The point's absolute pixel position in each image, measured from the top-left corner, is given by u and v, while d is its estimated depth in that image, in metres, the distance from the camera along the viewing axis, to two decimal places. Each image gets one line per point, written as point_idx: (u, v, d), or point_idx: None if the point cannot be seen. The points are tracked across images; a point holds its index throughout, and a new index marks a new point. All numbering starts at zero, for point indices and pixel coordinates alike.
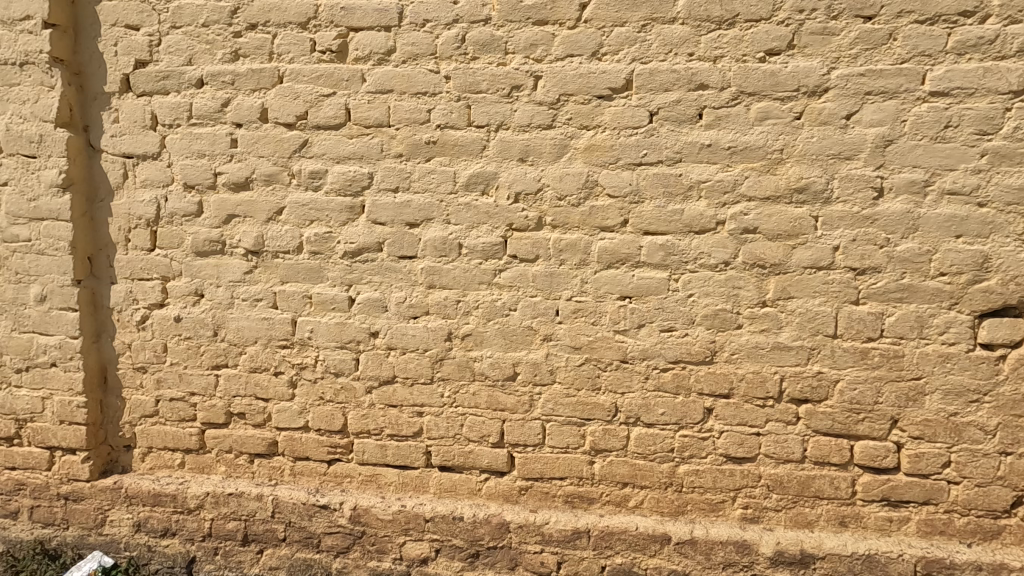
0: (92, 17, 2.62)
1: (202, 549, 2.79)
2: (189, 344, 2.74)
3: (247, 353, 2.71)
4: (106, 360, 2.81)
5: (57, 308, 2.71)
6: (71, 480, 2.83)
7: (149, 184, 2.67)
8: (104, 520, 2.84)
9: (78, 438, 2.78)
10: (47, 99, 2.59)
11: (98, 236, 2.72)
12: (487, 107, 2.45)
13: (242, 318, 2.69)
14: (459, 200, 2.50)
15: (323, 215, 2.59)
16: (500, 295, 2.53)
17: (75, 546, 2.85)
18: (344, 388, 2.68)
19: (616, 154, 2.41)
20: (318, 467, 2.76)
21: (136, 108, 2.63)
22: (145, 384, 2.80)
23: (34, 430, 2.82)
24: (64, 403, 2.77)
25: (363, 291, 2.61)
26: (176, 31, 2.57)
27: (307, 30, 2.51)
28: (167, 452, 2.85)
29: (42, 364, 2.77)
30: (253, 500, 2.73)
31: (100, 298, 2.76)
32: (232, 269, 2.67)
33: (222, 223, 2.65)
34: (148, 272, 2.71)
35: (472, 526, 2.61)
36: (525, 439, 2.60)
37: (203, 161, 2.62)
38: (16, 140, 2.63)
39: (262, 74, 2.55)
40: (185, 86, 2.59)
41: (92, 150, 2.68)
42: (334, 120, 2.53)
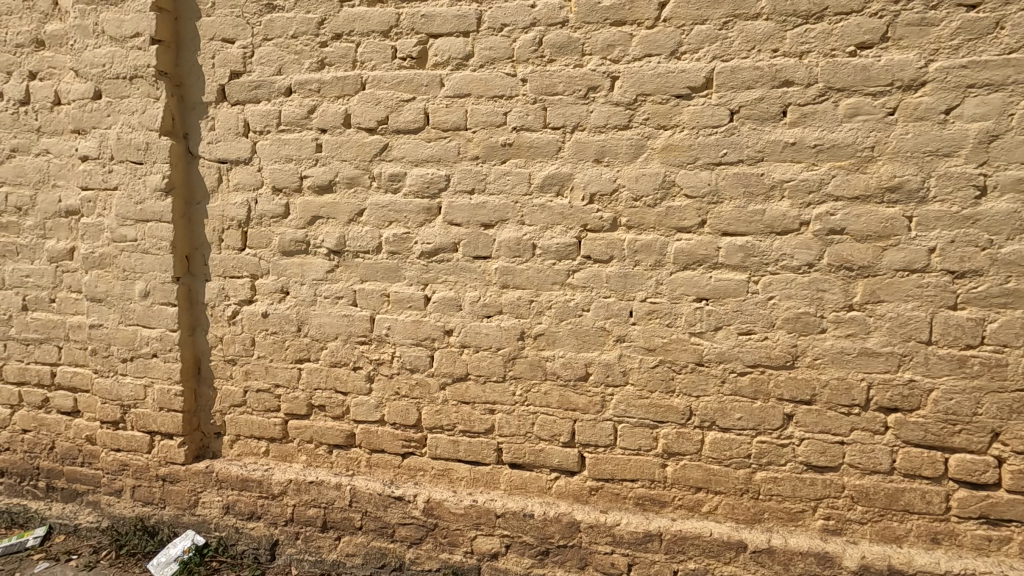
0: (192, 33, 2.81)
1: (284, 533, 2.94)
2: (275, 338, 2.89)
3: (327, 348, 2.84)
4: (200, 351, 3.01)
5: (158, 303, 2.92)
6: (168, 463, 3.05)
7: (241, 188, 2.84)
8: (196, 502, 3.04)
9: (176, 424, 2.99)
10: (152, 109, 2.80)
11: (194, 236, 2.92)
12: (563, 108, 2.47)
13: (325, 315, 2.82)
14: (534, 201, 2.53)
15: (401, 217, 2.67)
16: (573, 295, 2.54)
17: (171, 525, 3.07)
18: (419, 383, 2.77)
19: (695, 153, 2.38)
20: (393, 459, 2.86)
21: (230, 116, 2.81)
22: (235, 375, 2.97)
23: (137, 415, 3.05)
24: (163, 390, 2.99)
25: (438, 290, 2.68)
26: (268, 43, 2.72)
27: (389, 38, 2.60)
28: (253, 439, 3.02)
29: (145, 355, 2.99)
30: (332, 489, 2.85)
31: (196, 294, 2.96)
32: (316, 268, 2.80)
33: (307, 224, 2.78)
34: (238, 270, 2.88)
35: (542, 524, 2.63)
36: (597, 439, 2.60)
37: (291, 165, 2.76)
38: (125, 148, 2.85)
39: (346, 81, 2.66)
40: (275, 95, 2.74)
41: (190, 156, 2.88)
42: (413, 124, 2.61)
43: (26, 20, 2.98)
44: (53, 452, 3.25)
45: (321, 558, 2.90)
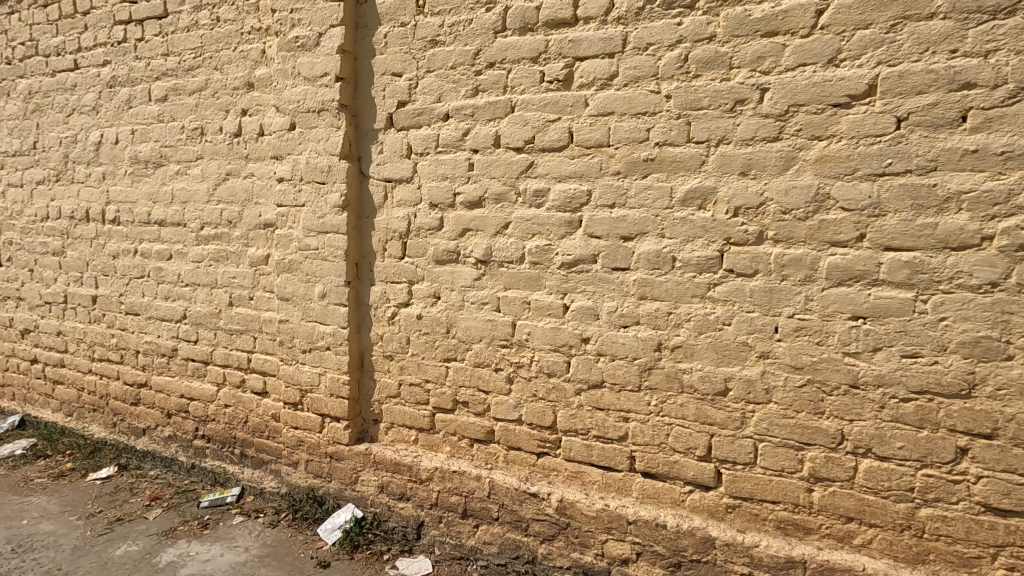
0: (368, 69, 3.23)
1: (429, 515, 3.24)
2: (427, 338, 3.20)
3: (472, 349, 3.09)
4: (364, 346, 3.42)
5: (332, 303, 3.38)
6: (335, 442, 3.50)
7: (403, 204, 3.20)
8: (356, 479, 3.45)
9: (342, 409, 3.43)
10: (335, 137, 3.26)
11: (363, 246, 3.35)
12: (708, 122, 2.48)
13: (471, 319, 3.07)
14: (675, 215, 2.57)
15: (544, 229, 2.84)
16: (713, 308, 2.53)
17: (336, 497, 3.52)
18: (556, 387, 2.91)
19: (853, 164, 2.26)
20: (528, 457, 3.03)
21: (396, 140, 3.18)
22: (392, 369, 3.34)
23: (311, 399, 3.54)
24: (333, 379, 3.44)
25: (577, 299, 2.81)
26: (430, 74, 3.05)
27: (538, 63, 2.80)
28: (405, 428, 3.36)
29: (320, 347, 3.47)
30: (473, 479, 3.09)
31: (363, 296, 3.37)
32: (465, 276, 3.06)
33: (458, 235, 3.06)
34: (398, 276, 3.25)
35: (675, 535, 2.64)
36: (736, 456, 2.56)
37: (446, 182, 3.06)
38: (312, 170, 3.35)
39: (497, 105, 2.89)
40: (434, 120, 3.06)
41: (362, 176, 3.31)
42: (558, 143, 2.77)
43: (241, 66, 3.62)
44: (246, 426, 3.87)
45: (461, 542, 3.15)
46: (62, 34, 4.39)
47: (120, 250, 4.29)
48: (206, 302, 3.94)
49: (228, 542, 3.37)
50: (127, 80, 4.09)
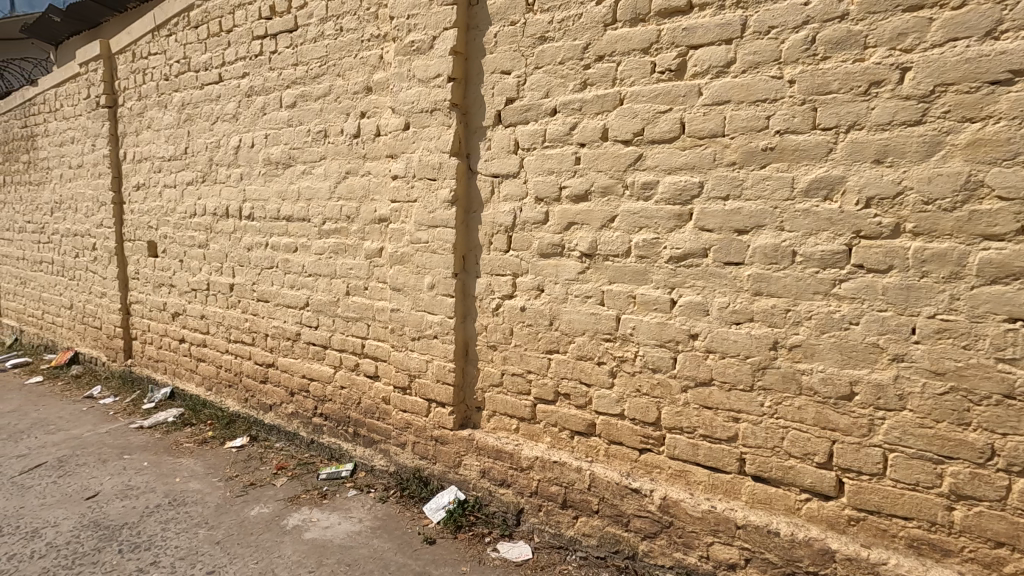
0: (478, 69, 3.35)
1: (529, 503, 3.31)
2: (530, 330, 3.27)
3: (575, 342, 3.11)
4: (468, 336, 3.55)
5: (440, 294, 3.54)
6: (440, 427, 3.67)
7: (509, 198, 3.28)
8: (459, 463, 3.61)
9: (448, 395, 3.59)
10: (446, 135, 3.41)
11: (470, 239, 3.47)
12: (837, 107, 2.33)
13: (574, 312, 3.09)
14: (797, 207, 2.43)
15: (652, 223, 2.80)
16: (838, 306, 2.37)
17: (440, 478, 3.70)
18: (661, 383, 2.86)
19: (1014, 148, 2.04)
20: (630, 453, 3.01)
21: (504, 137, 3.27)
22: (495, 359, 3.44)
23: (419, 384, 3.74)
24: (439, 366, 3.60)
25: (685, 294, 2.74)
26: (539, 70, 3.10)
27: (649, 54, 2.76)
28: (506, 417, 3.45)
29: (428, 336, 3.64)
30: (573, 471, 3.12)
31: (469, 288, 3.50)
32: (569, 269, 3.09)
33: (563, 229, 3.09)
34: (503, 269, 3.34)
35: (790, 544, 2.52)
36: (861, 465, 2.38)
37: (552, 177, 3.09)
38: (424, 167, 3.53)
39: (606, 98, 2.89)
40: (542, 116, 3.11)
41: (471, 172, 3.43)
42: (669, 134, 2.72)
43: (361, 72, 3.88)
44: (359, 407, 4.17)
45: (560, 532, 3.20)
46: (210, 50, 4.94)
47: (254, 243, 4.77)
48: (325, 291, 4.28)
49: (344, 512, 3.65)
50: (262, 89, 4.53)
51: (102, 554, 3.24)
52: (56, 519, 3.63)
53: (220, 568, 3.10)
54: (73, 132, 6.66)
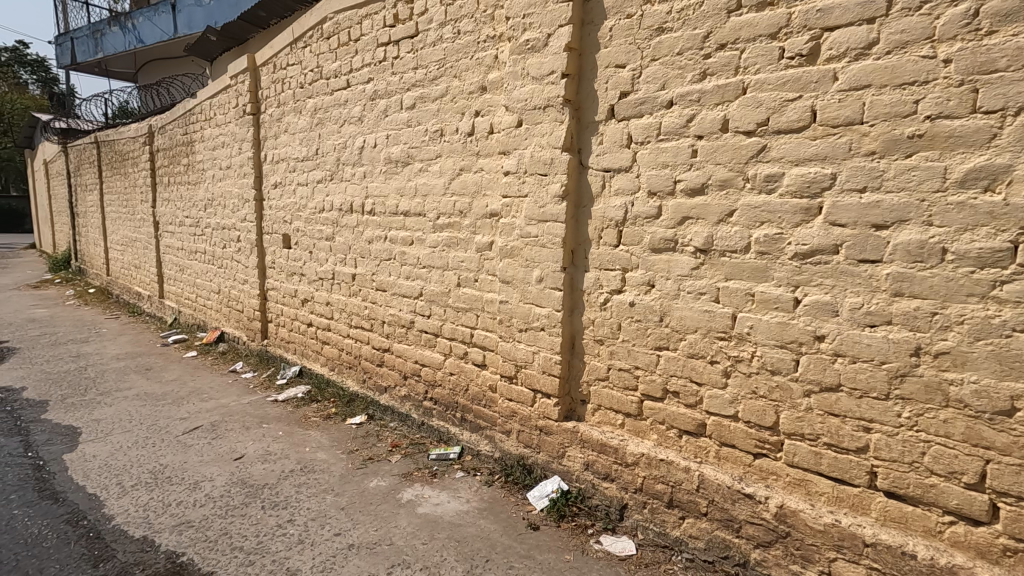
0: (592, 64, 3.37)
1: (633, 499, 3.30)
2: (639, 325, 3.24)
3: (686, 340, 3.04)
4: (575, 329, 3.59)
5: (548, 288, 3.60)
6: (544, 417, 3.75)
7: (620, 193, 3.27)
8: (563, 454, 3.66)
9: (553, 387, 3.65)
10: (558, 131, 3.46)
11: (579, 233, 3.50)
12: (1003, 88, 2.10)
13: (686, 309, 3.02)
14: (948, 200, 2.21)
15: (775, 217, 2.67)
16: (998, 311, 2.14)
17: (543, 467, 3.79)
18: (781, 387, 2.72)
19: None
20: (743, 457, 2.89)
21: (617, 131, 3.26)
22: (602, 353, 3.45)
23: (525, 374, 3.83)
24: (546, 358, 3.67)
25: (811, 293, 2.58)
26: (655, 62, 3.05)
27: (777, 39, 2.62)
28: (612, 411, 3.45)
29: (535, 328, 3.72)
30: (681, 471, 3.06)
31: (577, 282, 3.54)
32: (682, 265, 3.02)
33: (677, 224, 3.02)
34: (612, 264, 3.34)
35: (928, 570, 2.31)
36: (1021, 490, 2.14)
37: (666, 170, 3.04)
38: (535, 163, 3.60)
39: (727, 88, 2.78)
40: (657, 108, 3.06)
41: (582, 167, 3.46)
42: (797, 123, 2.57)
43: (477, 73, 4.04)
44: (466, 393, 4.36)
45: (665, 531, 3.15)
46: (339, 59, 5.37)
47: (374, 236, 5.14)
48: (438, 282, 4.51)
49: (453, 491, 3.86)
50: (385, 92, 4.86)
51: (249, 508, 3.70)
52: (212, 474, 4.19)
53: (345, 531, 3.41)
54: (224, 137, 7.54)
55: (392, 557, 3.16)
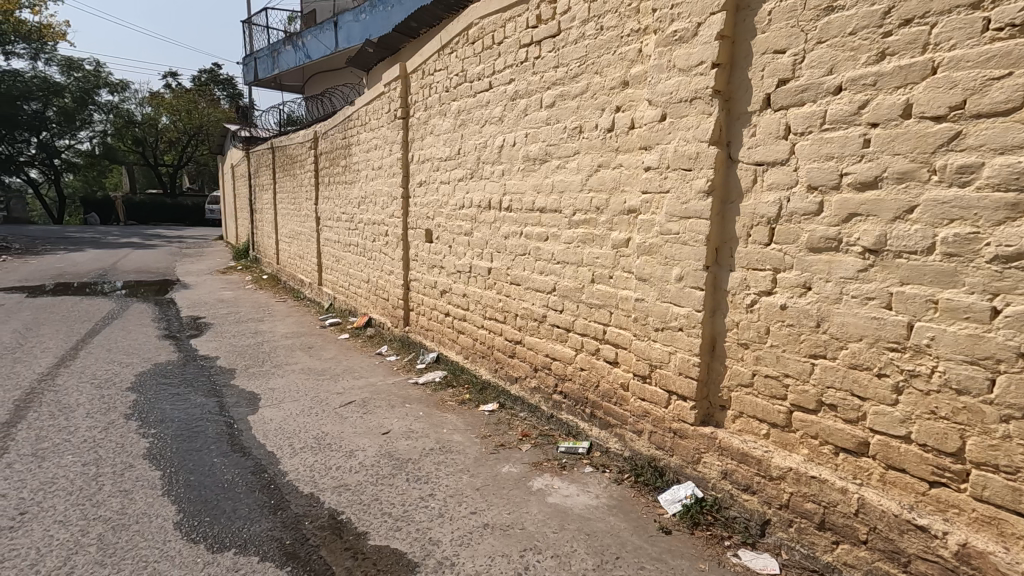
0: (747, 51, 3.18)
1: (777, 516, 3.09)
2: (791, 330, 3.01)
3: (849, 349, 2.76)
4: (716, 331, 3.43)
5: (688, 287, 3.48)
6: (679, 420, 3.64)
7: (774, 188, 3.05)
8: (698, 460, 3.53)
9: (690, 390, 3.53)
10: (705, 124, 3.32)
11: (725, 231, 3.34)
12: None
13: (849, 314, 2.75)
14: None
15: (969, 214, 2.34)
16: None
17: (676, 471, 3.68)
18: (968, 408, 2.38)
19: None
20: (915, 484, 2.58)
21: (773, 122, 3.05)
22: (746, 358, 3.26)
23: (659, 375, 3.74)
24: (683, 359, 3.55)
25: (1014, 302, 2.23)
26: (822, 45, 2.80)
27: (981, 9, 2.28)
28: (755, 420, 3.25)
29: (673, 328, 3.61)
30: (836, 491, 2.81)
31: (720, 282, 3.38)
32: (846, 266, 2.75)
33: (841, 221, 2.76)
34: (762, 264, 3.13)
35: None
36: None
37: (831, 163, 2.79)
38: (679, 158, 3.49)
39: (912, 69, 2.48)
40: (822, 95, 2.81)
41: (730, 161, 3.29)
42: (1003, 105, 2.23)
43: (619, 67, 4.00)
44: (597, 389, 4.36)
45: (814, 554, 2.92)
46: (483, 62, 5.62)
47: (510, 232, 5.33)
48: (571, 278, 4.55)
49: (582, 485, 3.90)
50: (526, 92, 4.99)
51: (396, 479, 4.06)
52: (364, 445, 4.66)
53: (481, 511, 3.61)
54: (377, 140, 8.26)
55: (524, 541, 3.28)
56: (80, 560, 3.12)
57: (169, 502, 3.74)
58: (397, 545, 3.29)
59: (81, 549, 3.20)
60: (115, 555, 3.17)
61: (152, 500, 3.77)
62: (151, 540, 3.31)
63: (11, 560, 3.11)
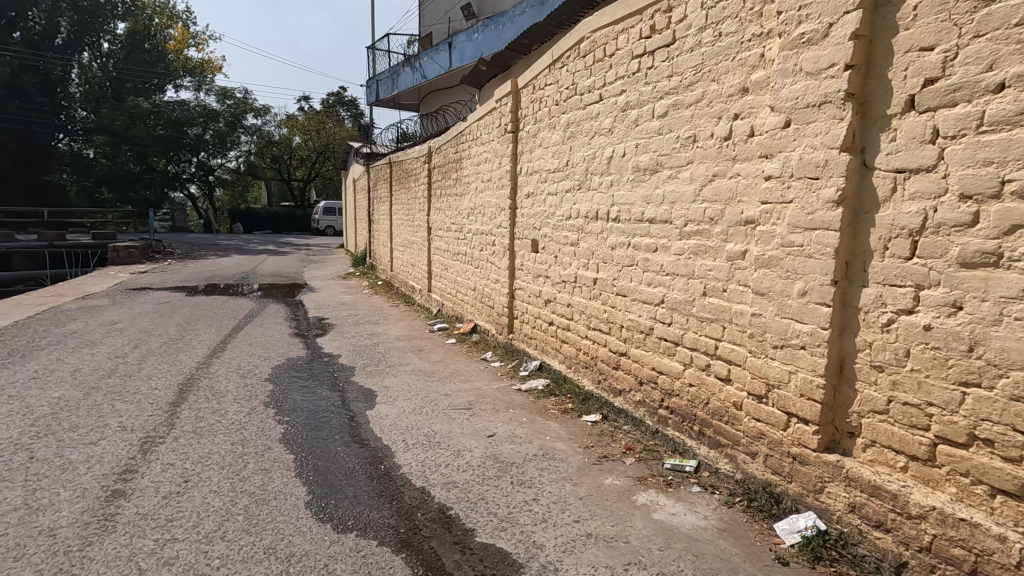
0: (887, 50, 2.96)
1: (916, 559, 2.80)
2: (936, 354, 2.72)
3: (1010, 377, 2.46)
4: (845, 351, 3.18)
5: (813, 302, 3.26)
6: (800, 445, 3.41)
7: (918, 197, 2.79)
8: (822, 489, 3.29)
9: (813, 413, 3.29)
10: (836, 129, 3.12)
11: (857, 243, 3.10)
12: None
13: (1011, 338, 2.45)
14: None
15: None
16: None
17: (795, 499, 3.46)
18: None
19: None
20: None
21: (917, 125, 2.80)
22: (880, 382, 2.99)
23: (778, 395, 3.53)
24: (806, 380, 3.33)
25: None
26: (979, 39, 2.55)
27: None
28: (890, 451, 2.97)
29: (794, 345, 3.40)
30: (992, 538, 2.51)
31: (851, 298, 3.13)
32: (1007, 284, 2.46)
33: (1001, 234, 2.48)
34: (902, 279, 2.87)
35: None
36: None
37: (989, 169, 2.51)
38: (805, 166, 3.30)
39: None
40: (979, 94, 2.55)
41: (865, 168, 3.06)
42: None
43: (739, 74, 3.87)
44: (707, 407, 4.20)
45: None
46: (594, 74, 5.68)
47: (618, 242, 5.31)
48: (681, 290, 4.43)
49: (689, 504, 3.77)
50: (638, 103, 4.97)
51: (501, 481, 4.19)
52: (470, 445, 4.86)
53: (583, 520, 3.62)
54: (487, 154, 8.60)
55: (628, 555, 3.25)
56: (231, 526, 3.56)
57: (301, 483, 4.15)
58: (502, 544, 3.39)
59: (232, 517, 3.66)
60: (258, 525, 3.58)
61: (287, 480, 4.21)
62: (286, 515, 3.70)
63: (179, 520, 3.63)
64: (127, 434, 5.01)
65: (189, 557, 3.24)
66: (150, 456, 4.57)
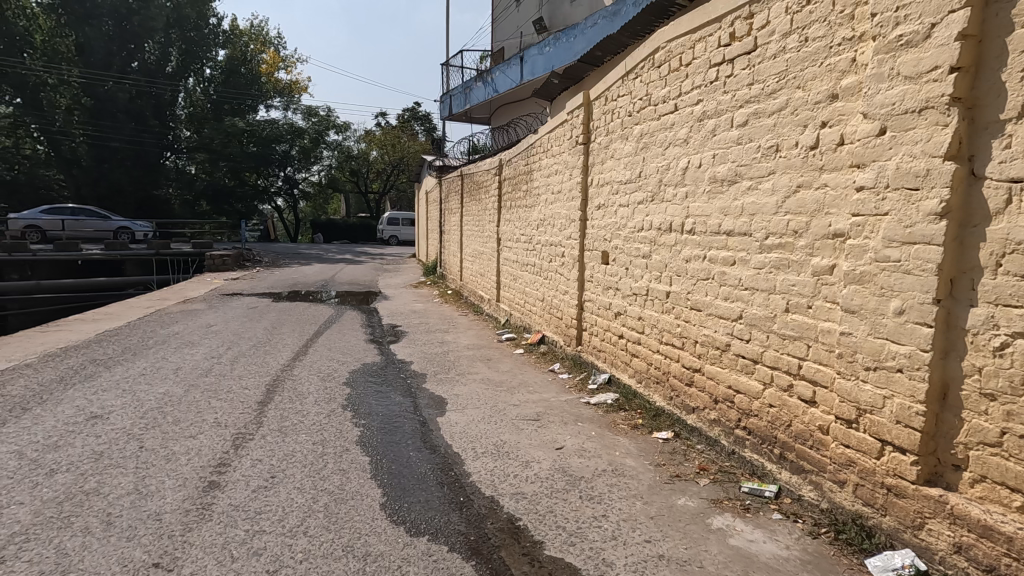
0: (1000, 51, 2.75)
1: None
2: None
3: None
4: (949, 376, 2.93)
5: (912, 322, 3.03)
6: (896, 475, 3.16)
7: None
8: (922, 526, 3.04)
9: (912, 443, 3.04)
10: (940, 136, 2.90)
11: (964, 259, 2.87)
12: None
13: None
14: None
15: None
16: None
17: (889, 534, 3.20)
18: None
19: None
20: None
21: None
22: (992, 412, 2.75)
23: (871, 421, 3.30)
24: (903, 406, 3.09)
25: None
26: None
27: None
28: (1004, 488, 2.71)
29: (889, 368, 3.17)
30: None
31: (956, 318, 2.89)
32: None
33: None
34: (1018, 299, 2.63)
35: None
36: None
37: None
38: (902, 176, 3.09)
39: None
40: None
41: (973, 178, 2.84)
42: None
43: (826, 80, 3.68)
44: (789, 429, 3.98)
45: None
46: (669, 84, 5.59)
47: (692, 255, 5.16)
48: (761, 306, 4.25)
49: (769, 532, 3.58)
50: (715, 112, 4.84)
51: (570, 494, 4.17)
52: (539, 457, 4.86)
53: (655, 540, 3.53)
54: (558, 166, 8.64)
55: None
56: (313, 522, 3.76)
57: (376, 485, 4.32)
58: (572, 559, 3.37)
59: (314, 513, 3.86)
60: (337, 522, 3.76)
61: (364, 481, 4.39)
62: (363, 515, 3.86)
63: (267, 513, 3.87)
64: (222, 429, 5.42)
65: (276, 549, 3.45)
66: (241, 451, 4.91)
